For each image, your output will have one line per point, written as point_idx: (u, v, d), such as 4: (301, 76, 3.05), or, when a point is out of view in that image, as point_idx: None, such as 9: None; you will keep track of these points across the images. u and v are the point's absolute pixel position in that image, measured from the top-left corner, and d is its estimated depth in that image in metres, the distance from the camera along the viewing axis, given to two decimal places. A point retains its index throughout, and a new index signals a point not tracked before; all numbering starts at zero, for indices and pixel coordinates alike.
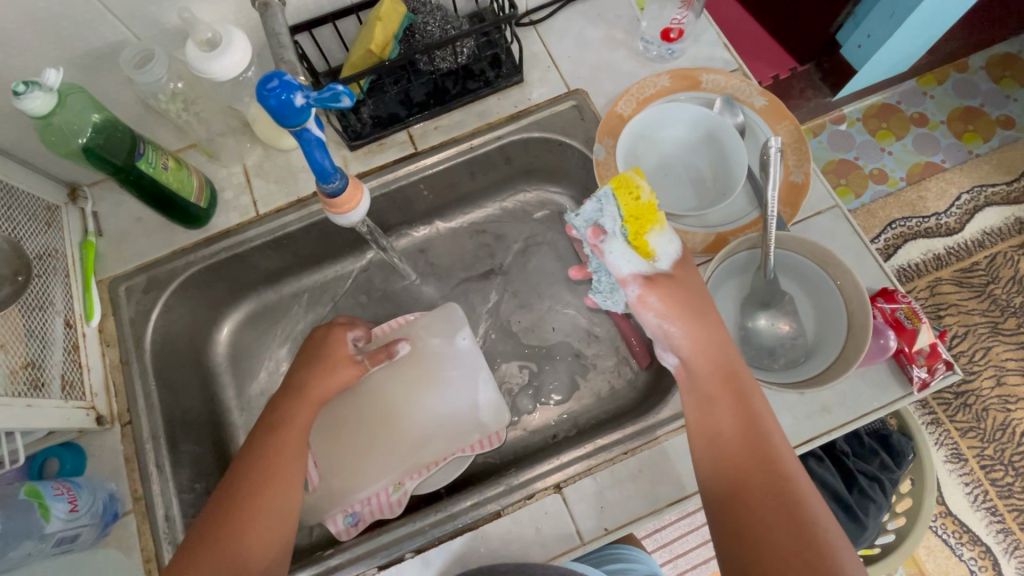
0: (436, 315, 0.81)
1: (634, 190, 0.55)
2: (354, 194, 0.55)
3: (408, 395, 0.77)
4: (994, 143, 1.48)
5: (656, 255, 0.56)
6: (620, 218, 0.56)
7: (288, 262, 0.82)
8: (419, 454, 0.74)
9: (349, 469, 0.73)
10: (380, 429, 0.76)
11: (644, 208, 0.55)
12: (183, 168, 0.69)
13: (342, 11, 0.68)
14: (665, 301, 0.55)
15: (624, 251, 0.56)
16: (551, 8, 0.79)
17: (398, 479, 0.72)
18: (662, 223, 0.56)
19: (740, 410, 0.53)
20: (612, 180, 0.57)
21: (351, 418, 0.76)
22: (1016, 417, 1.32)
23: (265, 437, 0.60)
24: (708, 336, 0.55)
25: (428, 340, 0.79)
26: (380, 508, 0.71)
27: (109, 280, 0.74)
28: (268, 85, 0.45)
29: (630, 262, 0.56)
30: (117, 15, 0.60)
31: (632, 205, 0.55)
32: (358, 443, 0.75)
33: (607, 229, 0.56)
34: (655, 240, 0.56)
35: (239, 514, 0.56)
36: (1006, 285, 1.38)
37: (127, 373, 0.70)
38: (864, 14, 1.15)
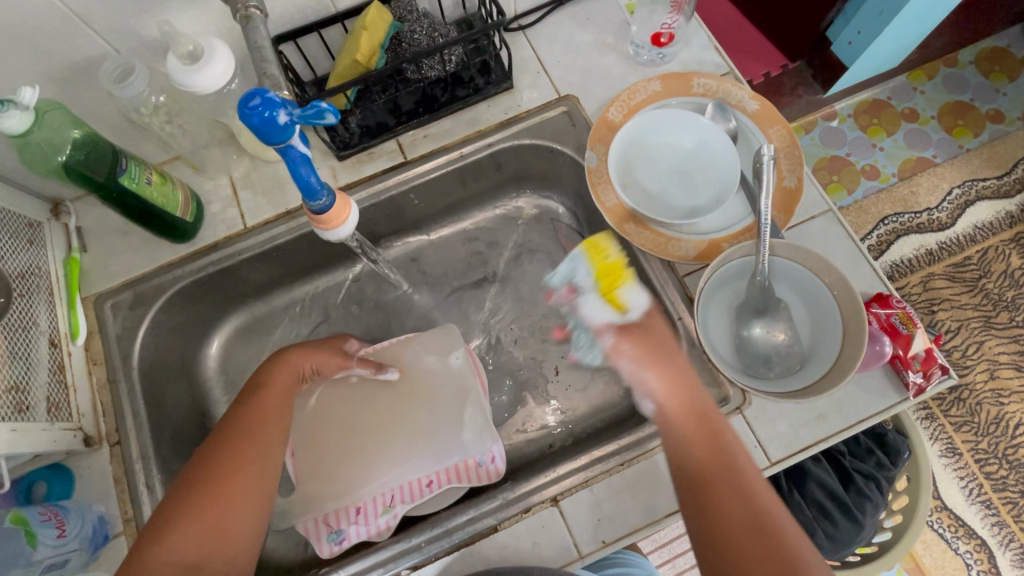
0: (435, 334, 0.80)
1: (602, 250, 0.62)
2: (342, 210, 0.54)
3: (399, 412, 0.77)
4: (984, 138, 1.49)
5: (627, 307, 0.59)
6: (592, 276, 0.61)
7: (278, 274, 0.81)
8: (405, 473, 0.73)
9: (334, 484, 0.72)
10: (367, 446, 0.75)
11: (612, 265, 0.60)
12: (168, 182, 0.68)
13: (327, 20, 0.67)
14: (636, 347, 0.57)
15: (597, 303, 0.60)
16: (539, 13, 0.78)
17: (385, 498, 0.70)
18: (631, 277, 0.60)
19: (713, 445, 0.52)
20: (584, 242, 0.63)
21: (337, 434, 0.76)
22: (1010, 411, 1.32)
23: (236, 431, 0.56)
24: (676, 374, 0.56)
25: (423, 359, 0.79)
26: (367, 528, 0.67)
27: (94, 297, 0.73)
28: (249, 103, 0.43)
29: (602, 311, 0.60)
30: (96, 28, 0.59)
31: (600, 263, 0.61)
32: (347, 459, 0.74)
33: (580, 285, 0.63)
34: (624, 293, 0.59)
35: (208, 514, 0.51)
36: (998, 279, 1.39)
37: (115, 392, 0.69)
38: (854, 11, 1.14)
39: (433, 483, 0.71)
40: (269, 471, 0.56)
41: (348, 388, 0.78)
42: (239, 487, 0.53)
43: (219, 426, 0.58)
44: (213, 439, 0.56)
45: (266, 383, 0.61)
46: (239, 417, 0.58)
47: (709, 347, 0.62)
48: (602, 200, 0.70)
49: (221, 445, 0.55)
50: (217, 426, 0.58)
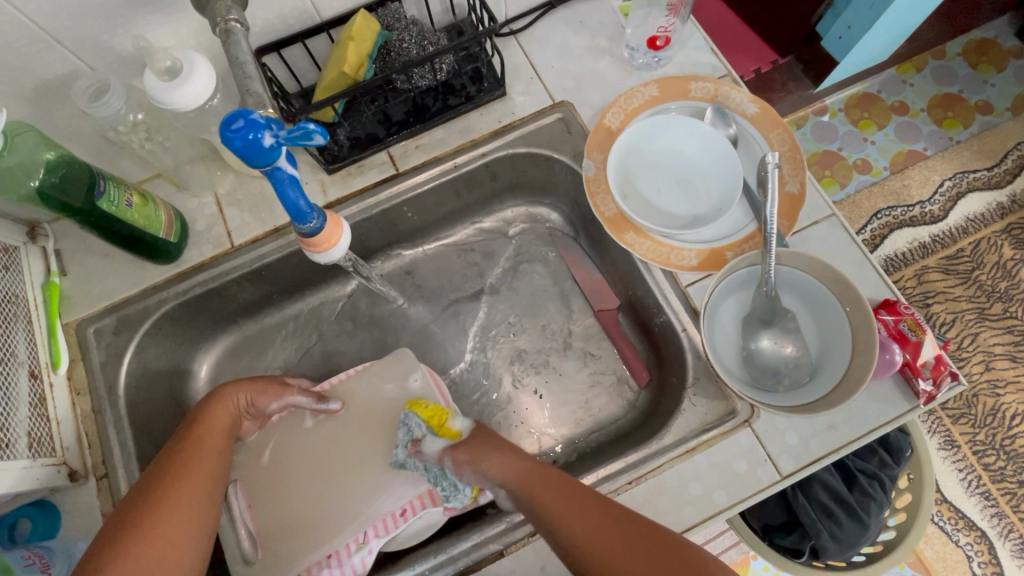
0: (389, 360, 0.74)
1: (421, 400, 0.70)
2: (332, 232, 0.51)
3: (364, 443, 0.71)
4: (973, 129, 1.49)
5: (460, 430, 0.66)
6: (423, 423, 0.68)
7: (267, 292, 0.78)
8: (379, 506, 0.67)
9: (303, 529, 0.67)
10: (329, 488, 0.69)
11: (437, 408, 0.69)
12: (149, 202, 0.65)
13: (312, 30, 0.64)
14: (463, 444, 0.64)
15: (437, 440, 0.66)
16: (530, 18, 0.76)
17: (359, 535, 0.65)
18: (454, 411, 0.69)
19: (586, 499, 0.55)
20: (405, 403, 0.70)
21: (297, 476, 0.69)
22: (1006, 402, 1.33)
23: (175, 467, 0.54)
24: (507, 454, 0.61)
25: (380, 388, 0.73)
26: (342, 571, 0.64)
27: (76, 323, 0.70)
28: (233, 125, 0.41)
29: (440, 440, 0.65)
30: (67, 44, 0.56)
31: (424, 410, 0.68)
32: (310, 506, 0.68)
33: (419, 437, 0.67)
34: (454, 423, 0.67)
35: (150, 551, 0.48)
36: (991, 271, 1.39)
37: (101, 423, 0.66)
38: (843, 6, 1.15)
39: (408, 512, 0.66)
40: (208, 515, 0.53)
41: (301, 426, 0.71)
42: (182, 522, 0.51)
43: (156, 462, 0.55)
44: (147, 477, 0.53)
45: (203, 419, 0.60)
46: (179, 450, 0.56)
47: (717, 360, 0.61)
48: (602, 209, 0.67)
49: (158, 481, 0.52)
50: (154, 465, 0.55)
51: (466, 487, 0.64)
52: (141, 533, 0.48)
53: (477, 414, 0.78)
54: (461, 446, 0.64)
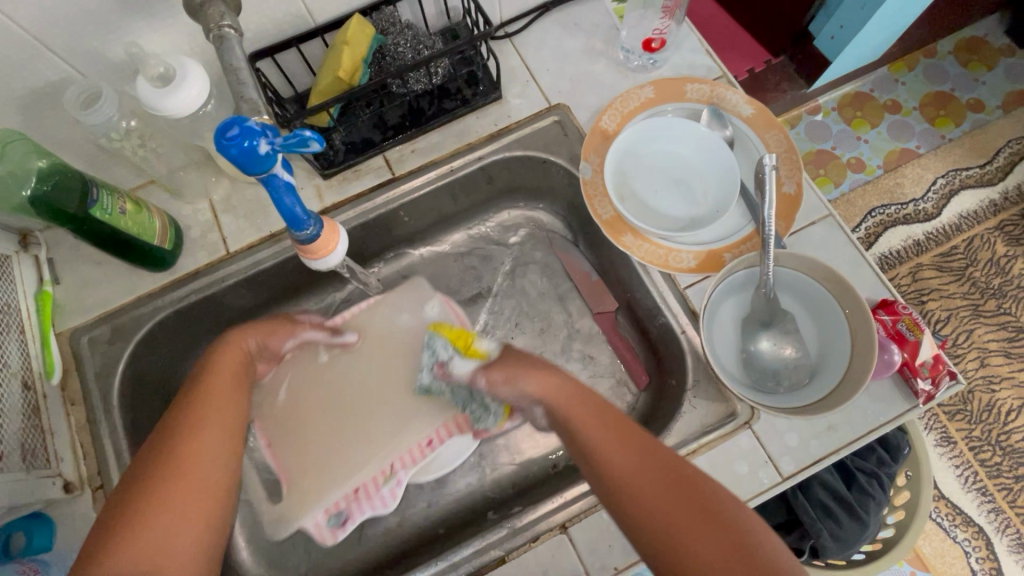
0: (402, 291, 0.78)
1: (447, 324, 0.69)
2: (330, 238, 0.51)
3: (380, 377, 0.73)
4: (965, 127, 1.50)
5: (488, 351, 0.64)
6: (448, 345, 0.67)
7: (263, 298, 0.78)
8: (403, 439, 0.71)
9: (327, 464, 0.70)
10: (351, 422, 0.72)
11: (462, 331, 0.67)
12: (143, 210, 0.64)
13: (306, 34, 0.64)
14: (496, 364, 0.62)
15: (463, 361, 0.65)
16: (525, 21, 0.76)
17: (386, 468, 0.70)
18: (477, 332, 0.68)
19: (632, 438, 0.51)
20: (431, 327, 0.70)
21: (314, 416, 0.72)
22: (1001, 397, 1.33)
23: (183, 429, 0.50)
24: (548, 373, 0.58)
25: (396, 318, 0.76)
26: (374, 503, 0.69)
27: (69, 333, 0.69)
28: (227, 133, 0.40)
29: (467, 360, 0.65)
30: (58, 52, 0.55)
31: (448, 331, 0.68)
32: (334, 441, 0.71)
33: (445, 358, 0.67)
34: (480, 344, 0.65)
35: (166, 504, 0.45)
36: (985, 267, 1.40)
37: (96, 433, 0.66)
38: (835, 6, 1.14)
39: (434, 442, 0.71)
40: (227, 468, 0.50)
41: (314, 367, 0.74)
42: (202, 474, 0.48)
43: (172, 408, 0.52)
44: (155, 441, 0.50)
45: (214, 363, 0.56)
46: (194, 395, 0.53)
47: (716, 361, 0.61)
48: (599, 212, 0.67)
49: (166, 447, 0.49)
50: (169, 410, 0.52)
51: (497, 409, 0.67)
52: (159, 483, 0.46)
53: None
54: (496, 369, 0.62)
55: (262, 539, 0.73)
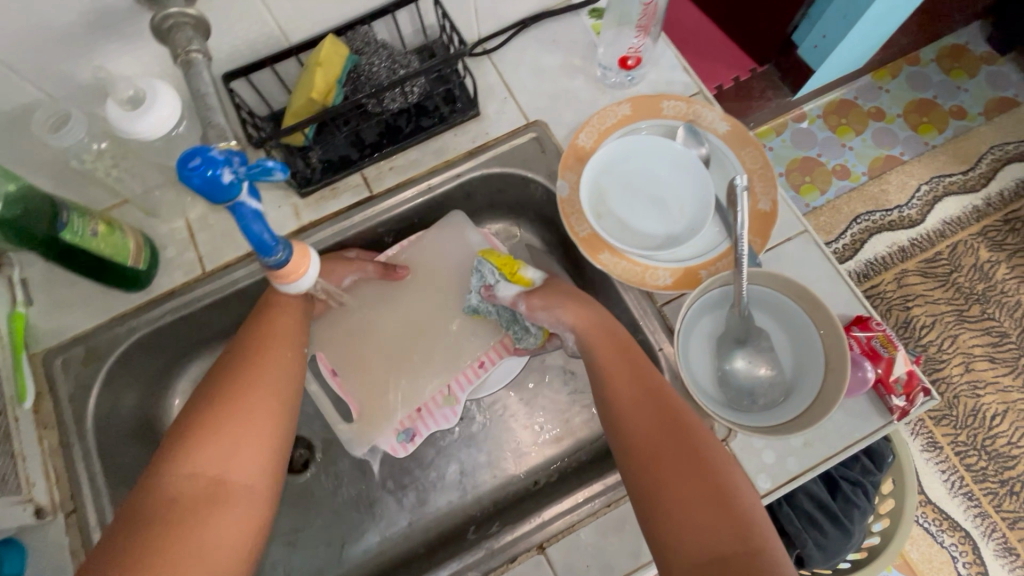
0: (443, 227, 0.79)
1: (493, 251, 0.74)
2: (301, 262, 0.51)
3: (433, 312, 0.79)
4: (948, 134, 1.51)
5: (532, 279, 0.70)
6: (496, 270, 0.72)
7: (241, 316, 0.77)
8: (457, 362, 0.77)
9: (390, 391, 0.76)
10: (409, 352, 0.78)
11: (508, 259, 0.72)
12: (116, 230, 0.64)
13: (281, 53, 0.63)
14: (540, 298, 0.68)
15: (508, 285, 0.71)
16: (503, 37, 0.76)
17: (444, 389, 0.76)
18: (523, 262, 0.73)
19: (642, 379, 0.58)
20: (478, 254, 0.75)
21: (378, 347, 0.78)
22: (986, 402, 1.34)
23: (248, 369, 0.58)
24: (581, 305, 0.65)
25: (441, 251, 0.80)
26: (435, 420, 0.75)
27: (42, 354, 0.68)
28: (189, 163, 0.40)
29: (513, 287, 0.71)
30: (26, 76, 0.55)
31: (497, 257, 0.73)
32: (393, 369, 0.77)
33: (492, 282, 0.72)
34: (526, 272, 0.71)
35: (223, 436, 0.53)
36: (968, 273, 1.41)
37: (69, 456, 0.65)
38: (818, 15, 1.16)
39: (486, 364, 0.76)
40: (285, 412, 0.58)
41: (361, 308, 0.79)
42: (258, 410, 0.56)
43: (237, 348, 0.61)
44: (225, 373, 0.58)
45: (276, 311, 0.64)
46: (257, 337, 0.61)
47: (691, 379, 0.61)
48: (576, 230, 0.67)
49: (236, 376, 0.58)
50: (234, 349, 0.61)
51: (537, 330, 0.73)
52: (222, 413, 0.54)
53: (457, 436, 0.77)
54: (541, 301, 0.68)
55: None
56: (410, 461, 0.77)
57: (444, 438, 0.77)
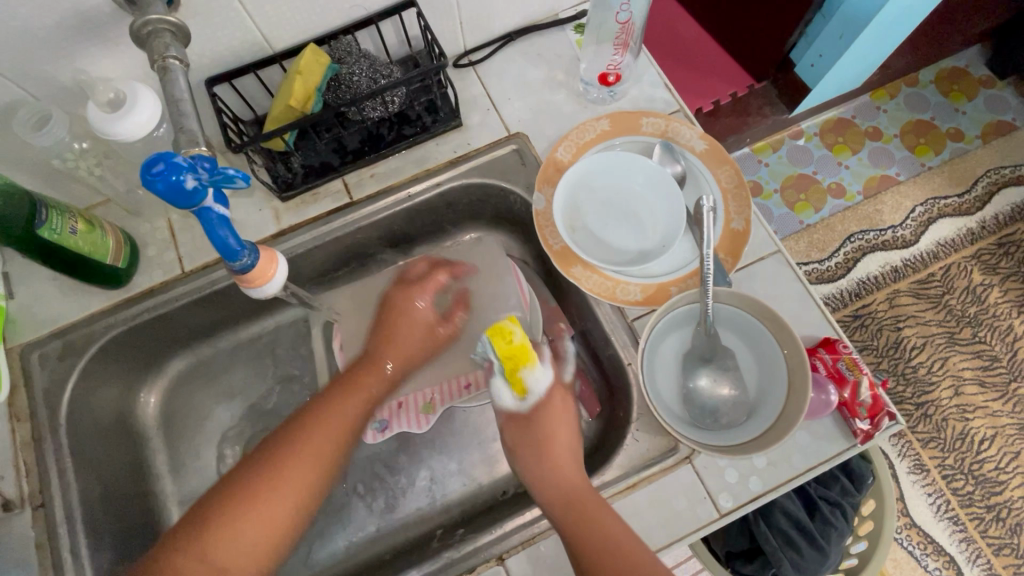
0: (486, 254, 0.79)
1: (507, 336, 0.55)
2: (268, 266, 0.51)
3: None
4: (945, 156, 1.52)
5: (528, 389, 0.59)
6: (497, 361, 0.57)
7: (220, 316, 0.78)
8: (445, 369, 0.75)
9: (374, 373, 0.75)
10: (402, 340, 0.76)
11: (516, 353, 0.56)
12: (96, 228, 0.65)
13: (264, 60, 0.65)
14: (513, 436, 0.63)
15: (502, 383, 0.59)
16: (489, 50, 0.78)
17: (427, 397, 0.75)
18: (535, 359, 0.57)
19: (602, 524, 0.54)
20: (491, 325, 0.56)
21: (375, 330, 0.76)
22: (975, 426, 1.34)
23: (274, 465, 0.56)
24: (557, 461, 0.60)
25: (471, 269, 0.78)
26: (407, 422, 0.75)
27: (19, 348, 0.69)
28: (152, 168, 0.41)
29: (508, 397, 0.60)
30: (9, 75, 0.56)
31: (507, 349, 0.55)
32: (384, 351, 0.76)
33: (492, 365, 0.59)
34: (525, 380, 0.58)
35: (226, 537, 0.53)
36: (961, 295, 1.41)
37: (40, 449, 0.65)
38: (816, 34, 1.21)
39: (471, 387, 0.75)
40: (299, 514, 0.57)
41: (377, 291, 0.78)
42: (268, 515, 0.54)
43: (275, 435, 0.59)
44: (253, 462, 0.57)
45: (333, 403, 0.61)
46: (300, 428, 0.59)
47: (655, 395, 0.61)
48: (549, 242, 0.68)
49: (261, 471, 0.56)
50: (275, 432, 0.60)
51: None
52: (235, 512, 0.54)
53: (429, 444, 0.78)
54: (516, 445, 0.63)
55: None
56: (381, 467, 0.77)
57: (417, 445, 0.78)
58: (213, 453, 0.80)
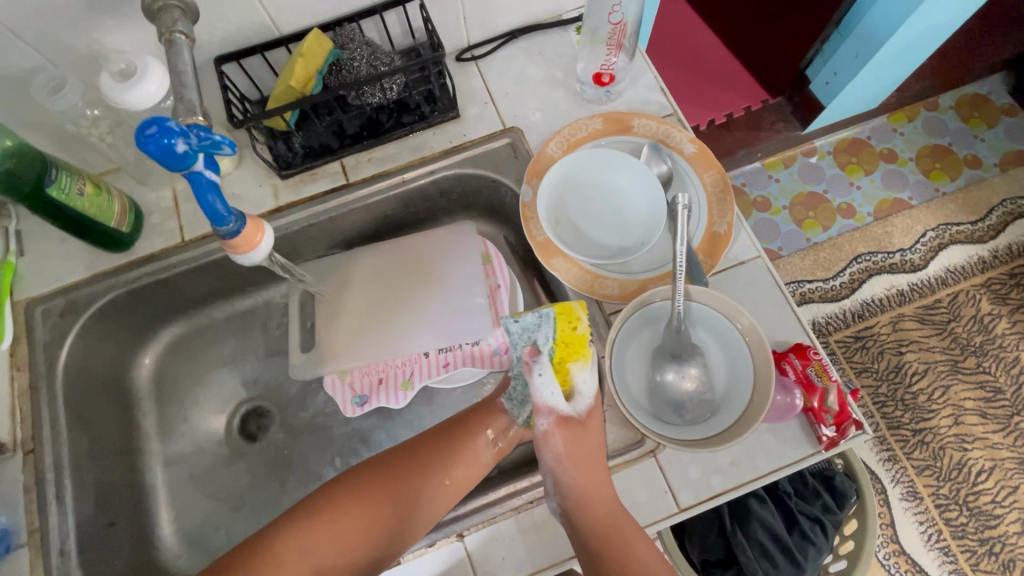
0: (452, 233, 0.81)
1: (573, 319, 0.57)
2: (254, 234, 0.54)
3: (404, 288, 0.79)
4: (960, 183, 1.50)
5: (574, 386, 0.59)
6: (553, 340, 0.57)
7: (216, 286, 0.81)
8: (409, 345, 0.77)
9: (349, 340, 0.78)
10: (379, 316, 0.79)
11: (577, 338, 0.57)
12: (103, 193, 0.68)
13: (271, 43, 0.68)
14: (566, 446, 0.58)
15: (549, 376, 0.58)
16: (492, 46, 0.80)
17: (405, 373, 0.78)
18: (589, 356, 0.58)
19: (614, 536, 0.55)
20: (556, 303, 0.58)
21: (353, 304, 0.79)
22: (972, 457, 1.31)
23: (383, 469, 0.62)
24: (592, 472, 0.58)
25: (443, 250, 0.80)
26: (387, 397, 0.78)
27: (25, 302, 0.72)
28: (146, 130, 0.44)
29: (554, 397, 0.58)
30: (30, 41, 0.59)
31: (570, 332, 0.57)
32: (363, 323, 0.78)
33: (540, 350, 0.57)
34: (576, 372, 0.58)
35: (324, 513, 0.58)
36: (967, 323, 1.39)
37: (35, 399, 0.68)
38: (832, 52, 1.20)
39: (450, 364, 0.78)
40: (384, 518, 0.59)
41: (354, 269, 0.81)
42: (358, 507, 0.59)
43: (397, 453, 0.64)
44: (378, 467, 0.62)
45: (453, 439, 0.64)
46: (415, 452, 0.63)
47: (624, 388, 0.62)
48: (533, 234, 0.69)
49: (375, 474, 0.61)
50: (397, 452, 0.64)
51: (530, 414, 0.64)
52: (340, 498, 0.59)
53: (407, 423, 0.80)
54: (567, 455, 0.58)
55: (188, 519, 0.78)
56: (360, 442, 0.80)
57: (396, 424, 0.80)
58: (201, 418, 0.84)
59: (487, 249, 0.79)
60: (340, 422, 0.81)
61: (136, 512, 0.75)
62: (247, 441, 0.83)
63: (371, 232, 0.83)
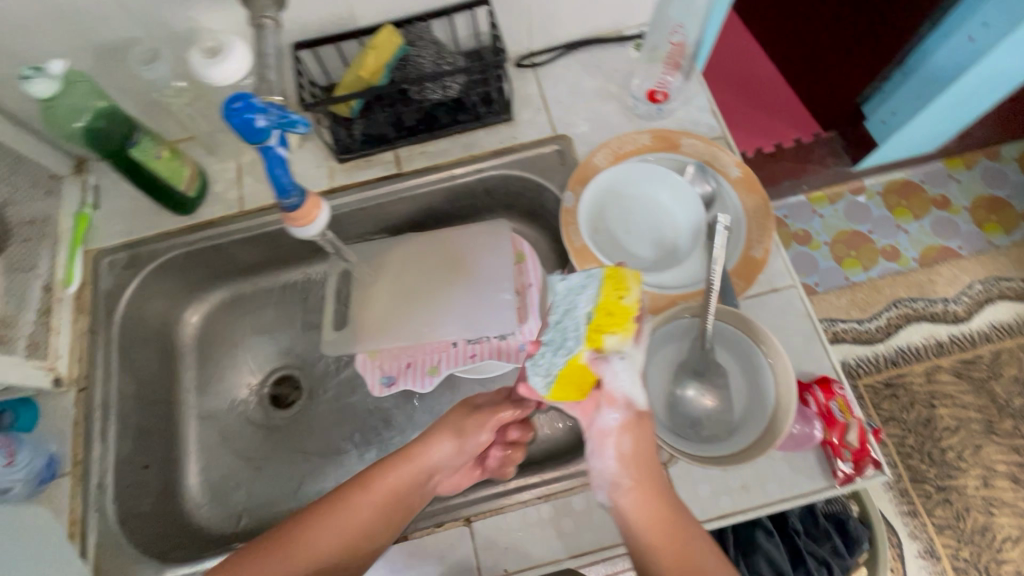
0: (486, 229, 0.83)
1: (622, 289, 0.53)
2: (312, 210, 0.57)
3: (435, 278, 0.82)
4: (1016, 238, 1.44)
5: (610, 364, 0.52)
6: (593, 302, 0.54)
7: (265, 256, 0.86)
8: (432, 334, 0.79)
9: (378, 320, 0.81)
10: (409, 303, 0.81)
11: (621, 309, 0.52)
12: (177, 158, 0.74)
13: (344, 35, 0.72)
14: (633, 445, 0.53)
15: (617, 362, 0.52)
16: (552, 55, 0.83)
17: (433, 360, 0.82)
18: (630, 333, 0.51)
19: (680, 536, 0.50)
20: (610, 268, 0.55)
21: (388, 287, 0.83)
22: (999, 523, 1.26)
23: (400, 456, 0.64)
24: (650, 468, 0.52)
25: (476, 245, 0.83)
26: (414, 381, 0.82)
27: (95, 251, 0.78)
28: (233, 104, 0.49)
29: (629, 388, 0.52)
30: (132, 15, 0.65)
31: (614, 299, 0.53)
32: (395, 306, 0.81)
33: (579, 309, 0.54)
34: (611, 344, 0.51)
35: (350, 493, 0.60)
36: (1007, 384, 1.34)
37: (93, 341, 0.74)
38: (892, 91, 1.19)
39: (476, 355, 0.82)
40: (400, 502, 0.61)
41: (392, 255, 0.84)
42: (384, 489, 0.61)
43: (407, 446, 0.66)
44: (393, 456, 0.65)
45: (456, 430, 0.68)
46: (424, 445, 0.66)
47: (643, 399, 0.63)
48: (572, 240, 0.70)
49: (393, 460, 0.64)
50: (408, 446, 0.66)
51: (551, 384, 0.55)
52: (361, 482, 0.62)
53: (427, 409, 0.83)
54: (632, 455, 0.53)
55: (213, 472, 0.82)
56: (380, 421, 0.83)
57: (416, 408, 0.83)
58: (236, 379, 0.88)
59: (522, 249, 0.82)
60: (364, 399, 0.85)
61: (167, 459, 0.80)
62: (276, 406, 0.87)
63: (414, 221, 0.86)
